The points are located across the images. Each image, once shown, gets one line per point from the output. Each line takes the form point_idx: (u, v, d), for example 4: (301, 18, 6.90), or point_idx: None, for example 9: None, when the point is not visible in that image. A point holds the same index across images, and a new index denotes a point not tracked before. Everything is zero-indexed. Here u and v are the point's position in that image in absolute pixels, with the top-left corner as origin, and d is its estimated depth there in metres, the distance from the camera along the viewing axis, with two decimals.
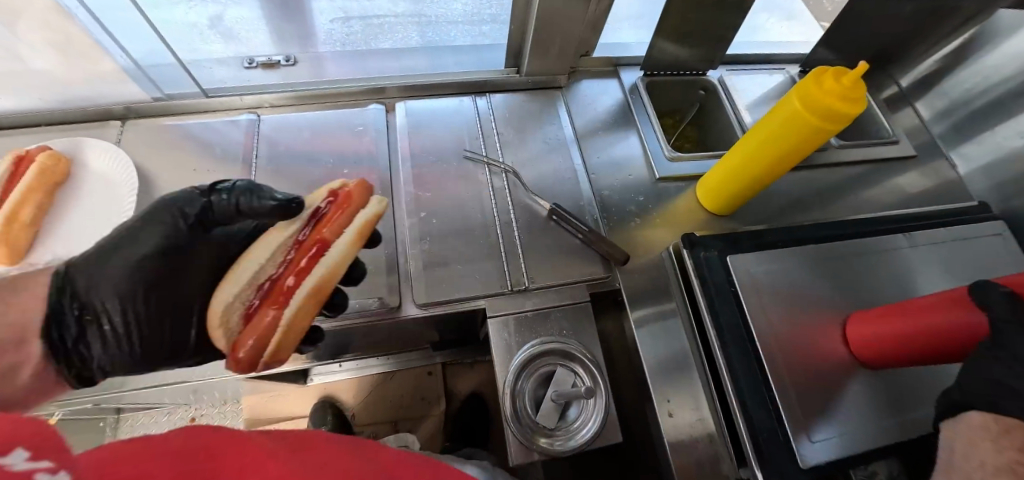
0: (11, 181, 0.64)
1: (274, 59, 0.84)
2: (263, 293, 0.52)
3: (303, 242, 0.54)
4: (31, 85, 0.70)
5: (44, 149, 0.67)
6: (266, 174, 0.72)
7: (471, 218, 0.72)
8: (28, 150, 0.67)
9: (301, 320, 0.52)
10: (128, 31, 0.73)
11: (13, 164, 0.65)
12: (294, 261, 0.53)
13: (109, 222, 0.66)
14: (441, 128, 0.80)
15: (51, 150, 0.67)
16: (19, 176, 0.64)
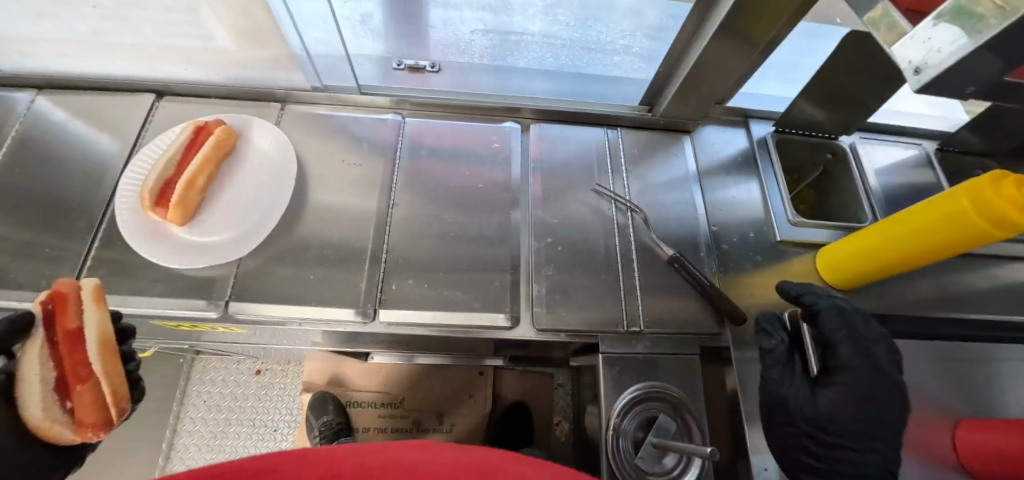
0: (189, 148, 0.70)
1: (421, 64, 0.87)
2: (63, 388, 0.51)
3: (55, 343, 0.51)
4: (215, 61, 0.76)
5: (220, 122, 0.73)
6: (407, 176, 0.76)
7: (593, 251, 0.73)
8: (205, 121, 0.73)
9: (110, 402, 0.53)
10: (305, 17, 0.74)
11: (193, 132, 0.71)
12: (63, 355, 0.51)
13: (264, 199, 0.71)
14: (570, 155, 0.81)
15: (225, 124, 0.73)
16: (197, 145, 0.70)
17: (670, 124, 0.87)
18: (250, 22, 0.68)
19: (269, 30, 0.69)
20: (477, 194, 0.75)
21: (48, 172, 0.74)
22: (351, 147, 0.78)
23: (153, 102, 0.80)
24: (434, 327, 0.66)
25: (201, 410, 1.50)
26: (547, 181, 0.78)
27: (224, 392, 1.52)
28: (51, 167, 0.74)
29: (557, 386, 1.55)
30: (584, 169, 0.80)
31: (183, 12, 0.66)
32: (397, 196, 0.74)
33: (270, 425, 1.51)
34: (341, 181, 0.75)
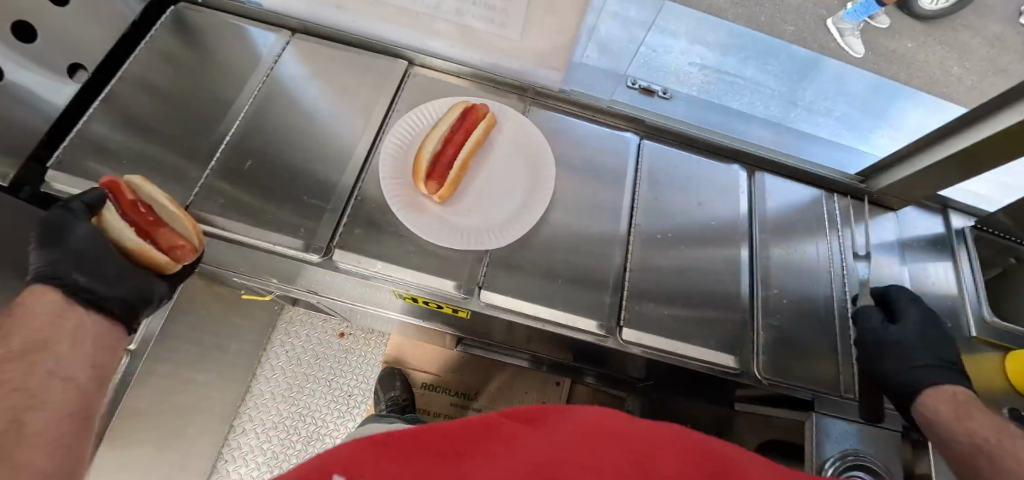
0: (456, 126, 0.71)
1: (653, 88, 0.87)
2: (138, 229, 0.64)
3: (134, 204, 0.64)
4: (483, 45, 0.77)
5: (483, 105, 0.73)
6: (649, 202, 0.78)
7: (812, 312, 0.76)
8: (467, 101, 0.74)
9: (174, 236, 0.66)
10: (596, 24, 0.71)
11: (460, 111, 0.72)
12: (136, 212, 0.64)
13: (517, 190, 0.72)
14: (790, 211, 0.84)
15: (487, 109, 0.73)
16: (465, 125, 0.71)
17: (878, 200, 0.87)
18: (551, 22, 0.69)
19: (562, 31, 0.70)
20: (709, 230, 0.79)
21: (302, 126, 0.76)
22: (592, 159, 0.79)
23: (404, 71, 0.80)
24: (668, 355, 0.69)
25: (282, 360, 1.50)
26: (770, 238, 0.80)
27: (306, 347, 1.53)
28: (308, 121, 0.76)
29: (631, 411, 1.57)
30: (803, 229, 0.83)
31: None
32: (635, 219, 0.76)
33: (345, 389, 1.51)
34: (585, 192, 0.77)
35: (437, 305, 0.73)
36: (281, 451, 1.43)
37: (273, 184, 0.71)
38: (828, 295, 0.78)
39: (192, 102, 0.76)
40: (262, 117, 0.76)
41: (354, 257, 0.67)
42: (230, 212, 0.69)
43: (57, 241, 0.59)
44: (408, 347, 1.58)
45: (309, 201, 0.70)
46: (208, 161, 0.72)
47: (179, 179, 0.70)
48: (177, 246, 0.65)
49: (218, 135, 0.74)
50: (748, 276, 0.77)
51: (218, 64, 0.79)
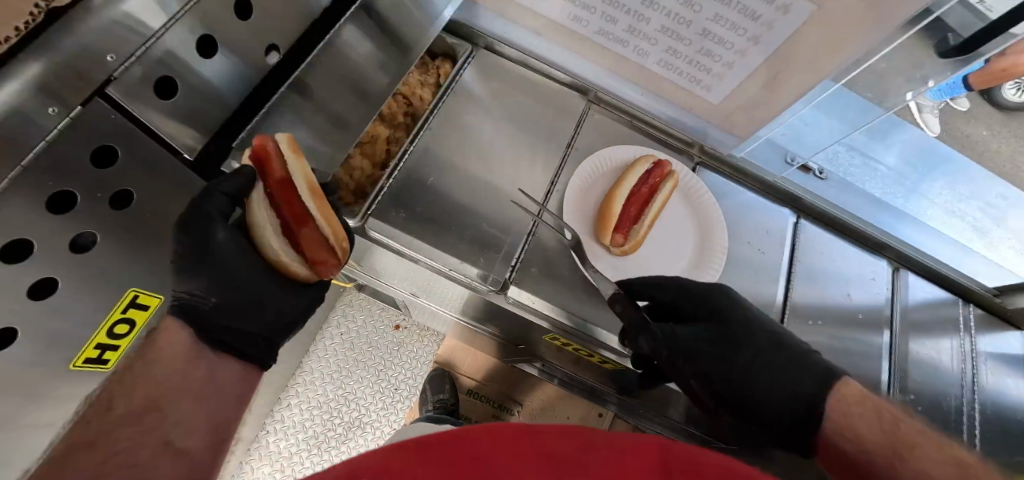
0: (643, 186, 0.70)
1: (812, 167, 0.85)
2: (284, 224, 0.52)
3: (275, 193, 0.51)
4: (669, 98, 0.76)
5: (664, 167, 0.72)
6: (803, 287, 0.77)
7: (944, 420, 0.76)
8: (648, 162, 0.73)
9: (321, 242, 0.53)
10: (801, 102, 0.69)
11: (646, 173, 0.71)
12: (280, 203, 0.51)
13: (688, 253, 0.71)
14: (928, 314, 0.83)
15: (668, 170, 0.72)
16: (651, 186, 0.70)
17: (1012, 317, 0.87)
18: (761, 97, 0.69)
19: (769, 106, 0.69)
20: (855, 323, 0.77)
21: (478, 150, 0.76)
22: (753, 229, 0.78)
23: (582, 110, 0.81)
24: None
25: (337, 342, 1.49)
26: (912, 342, 0.79)
27: (361, 332, 1.52)
28: (484, 145, 0.75)
29: None
30: (939, 334, 0.82)
31: (720, 63, 0.66)
32: (790, 297, 0.76)
33: (392, 382, 1.50)
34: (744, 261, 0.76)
35: (585, 351, 0.73)
36: (321, 432, 1.42)
37: (451, 206, 0.70)
38: (959, 409, 0.78)
39: None
40: (440, 134, 0.75)
41: (528, 294, 0.68)
42: (406, 227, 0.67)
43: (202, 257, 0.46)
44: (458, 350, 1.54)
45: (486, 229, 0.70)
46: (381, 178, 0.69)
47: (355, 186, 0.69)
48: (320, 261, 0.54)
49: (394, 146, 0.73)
50: (889, 377, 0.76)
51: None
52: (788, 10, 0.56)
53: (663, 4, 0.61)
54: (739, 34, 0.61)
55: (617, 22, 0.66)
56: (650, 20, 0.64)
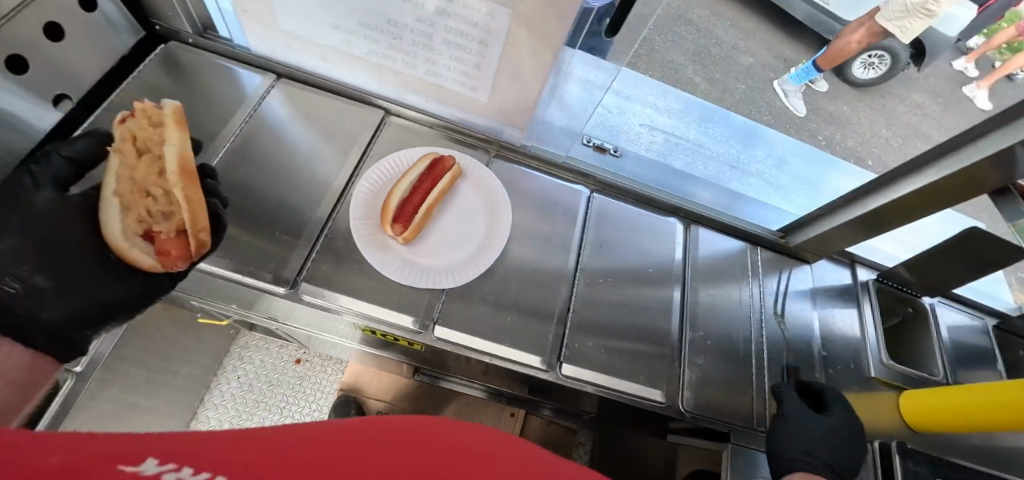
0: (415, 192, 0.75)
1: (607, 148, 0.98)
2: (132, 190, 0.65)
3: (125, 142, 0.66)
4: (451, 102, 0.85)
5: (452, 168, 0.79)
6: (592, 249, 0.86)
7: (735, 341, 0.86)
8: (434, 161, 0.79)
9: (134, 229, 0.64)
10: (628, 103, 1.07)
11: (418, 181, 0.76)
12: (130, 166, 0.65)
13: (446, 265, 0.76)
14: (722, 258, 0.95)
15: (455, 169, 0.80)
16: (422, 191, 0.75)
17: (795, 252, 1.01)
18: (515, 90, 0.78)
19: (525, 95, 0.79)
20: (647, 276, 0.87)
21: (279, 163, 0.81)
22: (544, 206, 0.87)
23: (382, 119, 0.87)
24: (605, 389, 0.76)
25: (233, 387, 1.46)
26: (705, 283, 0.90)
27: (260, 371, 1.50)
28: (283, 156, 0.82)
29: (579, 443, 1.68)
30: (729, 274, 0.93)
31: (470, 67, 0.75)
32: (582, 255, 0.85)
33: (294, 416, 1.48)
34: (540, 227, 0.85)
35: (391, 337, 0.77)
36: None
37: (248, 222, 0.74)
38: (748, 326, 0.89)
39: None
40: (234, 157, 0.79)
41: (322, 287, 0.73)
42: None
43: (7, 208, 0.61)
44: (361, 374, 1.58)
45: (285, 239, 0.75)
46: None
47: None
48: (169, 249, 0.64)
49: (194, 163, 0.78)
50: (681, 314, 0.86)
51: (201, 103, 0.84)
52: (493, 14, 0.65)
53: (402, 20, 0.70)
54: (468, 38, 0.70)
55: (378, 42, 0.75)
56: (400, 36, 0.73)
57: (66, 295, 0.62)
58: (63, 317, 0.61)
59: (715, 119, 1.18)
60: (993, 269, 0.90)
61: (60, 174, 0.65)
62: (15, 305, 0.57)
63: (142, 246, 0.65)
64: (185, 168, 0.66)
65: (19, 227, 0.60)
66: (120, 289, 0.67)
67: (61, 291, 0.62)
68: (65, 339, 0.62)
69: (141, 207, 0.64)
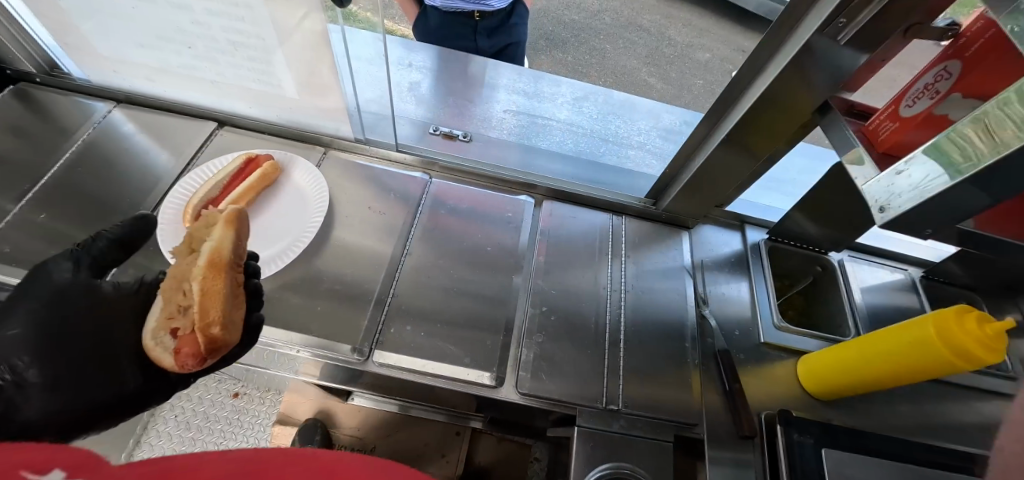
0: (225, 191, 0.77)
1: (455, 133, 0.96)
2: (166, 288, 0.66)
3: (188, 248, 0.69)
4: (271, 106, 0.87)
5: (269, 159, 0.81)
6: (423, 230, 0.83)
7: (585, 314, 0.79)
8: (256, 154, 0.81)
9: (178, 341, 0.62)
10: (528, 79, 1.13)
11: (228, 179, 0.77)
12: (179, 275, 0.67)
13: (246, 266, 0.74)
14: (580, 229, 0.89)
15: (274, 161, 0.81)
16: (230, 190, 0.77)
17: (671, 218, 0.95)
18: (315, 80, 0.79)
19: (328, 85, 0.80)
20: (486, 256, 0.82)
21: (111, 180, 0.85)
22: (375, 194, 0.86)
23: (215, 130, 0.91)
24: (423, 375, 0.70)
25: (171, 425, 1.47)
26: (555, 256, 0.84)
27: (196, 406, 1.50)
28: (115, 177, 0.85)
29: (534, 460, 1.54)
30: (586, 247, 0.87)
31: (264, 64, 0.78)
32: (411, 240, 0.82)
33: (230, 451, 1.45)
34: (368, 215, 0.84)
35: None
36: None
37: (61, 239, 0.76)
38: (606, 296, 0.82)
39: (8, 161, 0.84)
40: (66, 180, 0.84)
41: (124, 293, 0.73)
42: (9, 259, 0.73)
43: (65, 338, 0.58)
44: (298, 403, 1.55)
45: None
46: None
47: None
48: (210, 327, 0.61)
49: (22, 188, 0.82)
50: (522, 289, 0.80)
51: (42, 134, 0.89)
52: (249, 6, 0.67)
53: (183, 27, 0.73)
54: (244, 34, 0.72)
55: (179, 52, 0.79)
56: (191, 43, 0.76)
57: (56, 392, 0.55)
58: (44, 419, 0.54)
59: (594, 99, 1.14)
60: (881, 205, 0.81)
61: (104, 257, 0.66)
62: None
63: (167, 345, 0.64)
64: (214, 260, 0.65)
65: (31, 311, 0.57)
66: (109, 387, 0.60)
67: (51, 389, 0.55)
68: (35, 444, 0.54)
69: (172, 305, 0.65)
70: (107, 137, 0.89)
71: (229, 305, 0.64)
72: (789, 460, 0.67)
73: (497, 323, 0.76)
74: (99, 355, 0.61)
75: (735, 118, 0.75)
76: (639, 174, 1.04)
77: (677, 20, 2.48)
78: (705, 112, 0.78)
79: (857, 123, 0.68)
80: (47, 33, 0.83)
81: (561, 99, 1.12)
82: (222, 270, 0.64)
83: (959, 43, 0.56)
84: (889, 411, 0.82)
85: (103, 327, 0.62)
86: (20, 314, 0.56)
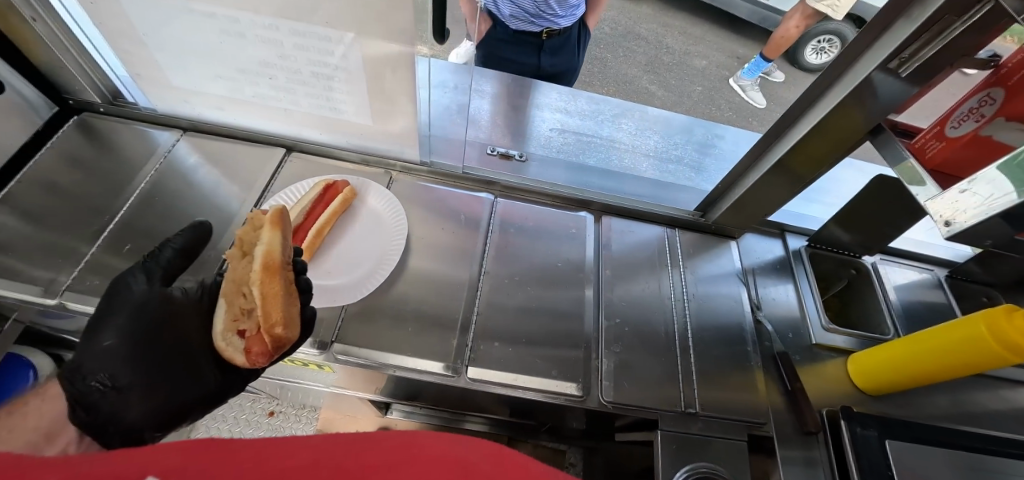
0: (307, 219, 0.78)
1: (511, 153, 1.01)
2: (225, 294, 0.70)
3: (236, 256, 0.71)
4: (342, 132, 0.90)
5: (346, 186, 0.84)
6: (495, 250, 0.87)
7: (654, 323, 0.84)
8: (330, 181, 0.84)
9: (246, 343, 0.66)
10: (573, 98, 1.18)
11: (310, 206, 0.79)
12: (233, 282, 0.70)
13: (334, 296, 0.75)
14: (638, 241, 0.94)
15: (350, 187, 0.85)
16: (314, 216, 0.79)
17: (718, 229, 1.00)
18: (391, 108, 0.82)
19: (403, 112, 0.83)
20: (556, 271, 0.86)
21: (186, 209, 0.87)
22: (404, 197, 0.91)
23: (284, 156, 0.94)
24: (514, 388, 0.73)
25: None
26: (619, 269, 0.89)
27: (232, 427, 1.49)
28: (188, 206, 0.88)
29: (569, 465, 1.60)
30: (646, 259, 0.92)
31: (343, 94, 0.80)
32: (485, 259, 0.86)
33: None
34: (442, 238, 0.87)
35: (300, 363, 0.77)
36: None
37: None
38: (671, 305, 0.87)
39: (82, 195, 0.86)
40: (141, 211, 0.86)
41: None
42: (101, 291, 0.76)
43: (150, 342, 0.62)
44: (335, 419, 1.56)
45: (186, 278, 0.78)
46: (86, 252, 0.80)
47: (59, 264, 0.78)
48: (276, 325, 0.64)
49: (101, 221, 0.84)
50: (594, 302, 0.84)
51: (111, 165, 0.91)
52: (343, 43, 0.70)
53: (270, 61, 0.75)
54: (330, 67, 0.75)
55: (258, 84, 0.81)
56: (273, 76, 0.78)
57: (151, 394, 0.60)
58: (143, 420, 0.59)
59: (632, 116, 1.20)
60: (918, 212, 0.88)
61: (171, 266, 0.69)
62: (94, 401, 0.56)
63: (236, 345, 0.68)
64: (269, 264, 0.68)
65: (119, 322, 0.61)
66: (193, 385, 0.65)
67: (146, 391, 0.60)
68: (139, 441, 0.59)
69: (233, 310, 0.69)
70: (178, 167, 0.91)
71: (289, 304, 0.67)
72: (857, 456, 0.73)
73: (575, 336, 0.80)
74: (179, 356, 0.64)
75: (792, 138, 0.81)
76: (682, 187, 1.09)
77: (672, 28, 2.53)
78: (761, 136, 0.84)
79: (905, 142, 0.75)
80: (120, 67, 0.85)
81: (604, 116, 1.18)
82: (277, 274, 0.67)
83: (1001, 73, 0.62)
84: (931, 403, 0.89)
85: (179, 332, 0.66)
86: (111, 325, 0.61)
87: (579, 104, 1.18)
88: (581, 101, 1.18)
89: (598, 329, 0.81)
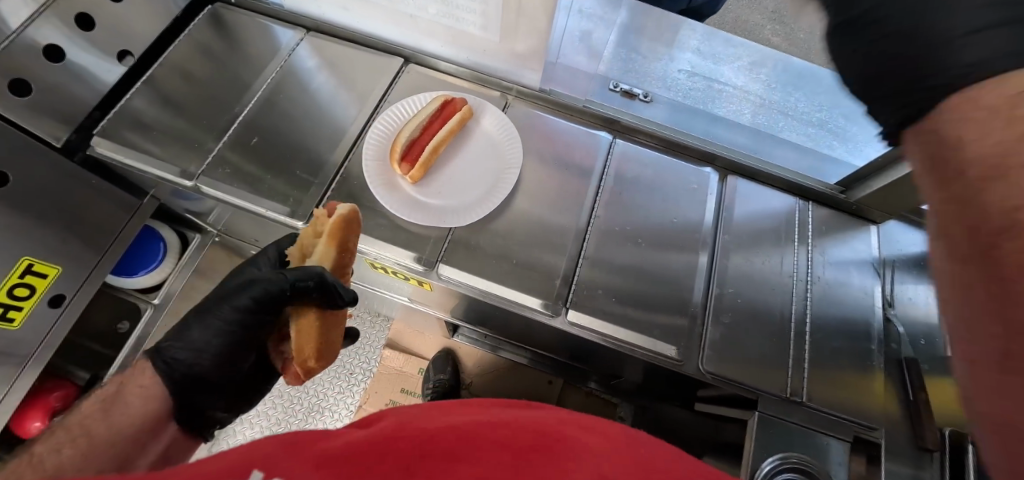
0: (423, 135, 0.76)
1: (636, 93, 0.92)
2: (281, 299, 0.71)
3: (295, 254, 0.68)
4: (464, 46, 0.85)
5: (461, 108, 0.80)
6: (608, 196, 0.82)
7: (769, 302, 0.77)
8: (447, 100, 0.80)
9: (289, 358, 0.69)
10: (710, 35, 1.02)
11: (426, 123, 0.77)
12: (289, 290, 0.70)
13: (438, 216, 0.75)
14: (763, 208, 0.85)
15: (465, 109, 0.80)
16: (431, 132, 0.76)
17: (859, 211, 0.87)
18: (521, 25, 0.75)
19: (534, 32, 0.76)
20: (669, 228, 0.80)
21: (306, 111, 0.89)
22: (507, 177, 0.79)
23: (401, 66, 0.92)
24: (610, 339, 0.72)
25: None
26: (738, 235, 0.81)
27: None
28: (309, 108, 0.89)
29: (619, 418, 1.55)
30: (770, 229, 0.83)
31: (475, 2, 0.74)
32: (596, 204, 0.81)
33: (347, 367, 1.57)
34: (553, 174, 0.83)
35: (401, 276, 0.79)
36: (282, 417, 1.48)
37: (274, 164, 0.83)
38: (790, 285, 0.79)
39: (213, 84, 0.89)
40: (266, 106, 0.88)
41: None
42: (230, 179, 0.81)
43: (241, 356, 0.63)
44: (404, 331, 1.64)
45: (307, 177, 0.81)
46: (219, 140, 0.84)
47: (194, 149, 0.83)
48: (307, 360, 0.64)
49: (231, 113, 0.87)
50: (706, 266, 0.78)
51: (239, 58, 0.93)
52: None
53: None
54: None
55: None
56: None
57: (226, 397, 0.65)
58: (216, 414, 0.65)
59: (775, 65, 1.03)
60: None
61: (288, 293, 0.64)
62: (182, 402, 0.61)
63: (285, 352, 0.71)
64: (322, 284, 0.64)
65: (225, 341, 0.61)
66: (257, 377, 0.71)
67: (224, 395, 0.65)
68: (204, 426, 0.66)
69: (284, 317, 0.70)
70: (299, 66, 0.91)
71: (326, 336, 0.66)
72: None
73: (680, 299, 0.75)
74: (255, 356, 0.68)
75: None
76: (820, 155, 0.96)
77: None
78: None
79: None
80: None
81: (741, 61, 1.02)
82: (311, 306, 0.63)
83: None
84: None
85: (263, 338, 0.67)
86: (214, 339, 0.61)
87: (715, 43, 1.02)
88: (718, 39, 1.02)
89: (704, 297, 0.76)
